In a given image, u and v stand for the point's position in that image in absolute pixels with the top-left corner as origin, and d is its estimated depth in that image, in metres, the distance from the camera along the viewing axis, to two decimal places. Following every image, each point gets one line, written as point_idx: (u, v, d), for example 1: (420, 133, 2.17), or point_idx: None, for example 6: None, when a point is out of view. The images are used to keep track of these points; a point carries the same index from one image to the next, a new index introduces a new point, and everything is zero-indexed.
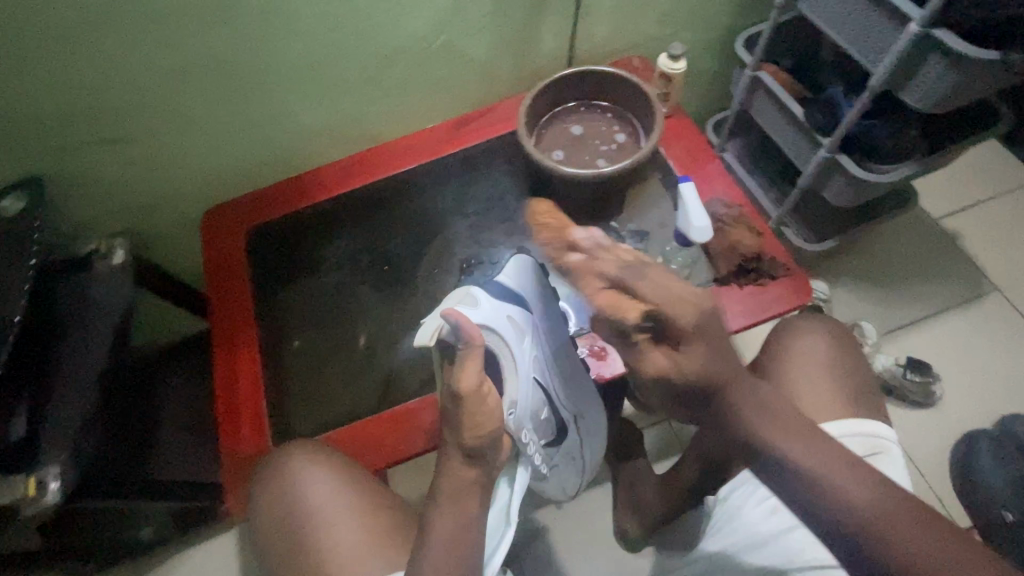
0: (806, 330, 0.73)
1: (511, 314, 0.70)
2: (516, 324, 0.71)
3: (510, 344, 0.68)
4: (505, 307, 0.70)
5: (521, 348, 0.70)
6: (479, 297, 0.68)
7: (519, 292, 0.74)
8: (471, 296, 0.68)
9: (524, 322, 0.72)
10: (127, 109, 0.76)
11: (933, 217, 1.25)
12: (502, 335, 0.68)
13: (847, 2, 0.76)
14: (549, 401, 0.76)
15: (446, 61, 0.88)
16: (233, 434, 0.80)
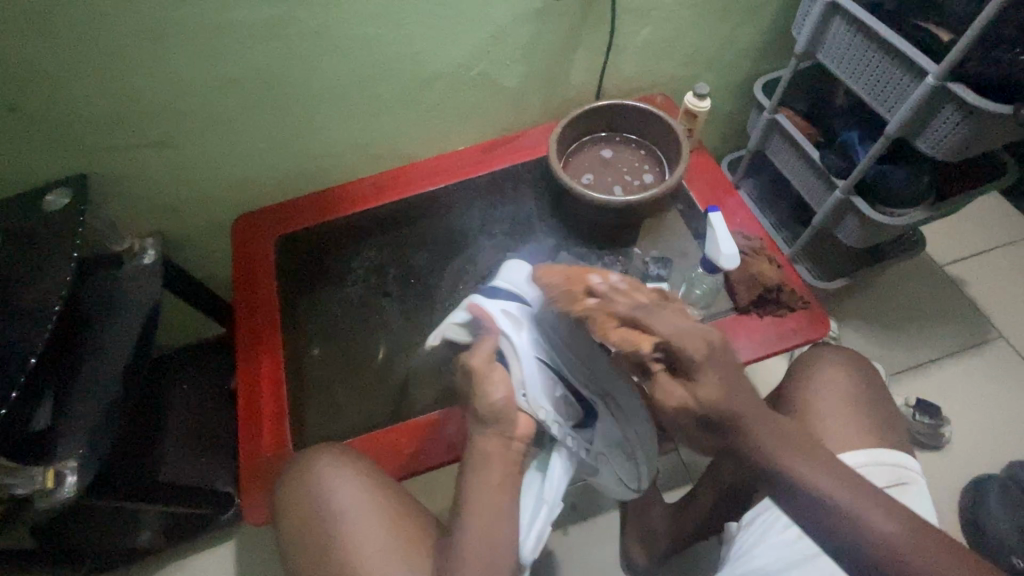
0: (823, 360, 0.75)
1: (506, 308, 0.76)
2: (512, 314, 0.75)
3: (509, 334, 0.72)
4: (501, 304, 0.77)
5: (530, 335, 0.74)
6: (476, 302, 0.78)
7: (515, 290, 0.79)
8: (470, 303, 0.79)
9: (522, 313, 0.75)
10: (179, 113, 0.79)
11: (939, 263, 1.29)
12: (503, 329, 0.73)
13: (866, 55, 0.81)
14: (562, 380, 0.76)
15: (481, 88, 0.92)
16: (255, 437, 0.81)
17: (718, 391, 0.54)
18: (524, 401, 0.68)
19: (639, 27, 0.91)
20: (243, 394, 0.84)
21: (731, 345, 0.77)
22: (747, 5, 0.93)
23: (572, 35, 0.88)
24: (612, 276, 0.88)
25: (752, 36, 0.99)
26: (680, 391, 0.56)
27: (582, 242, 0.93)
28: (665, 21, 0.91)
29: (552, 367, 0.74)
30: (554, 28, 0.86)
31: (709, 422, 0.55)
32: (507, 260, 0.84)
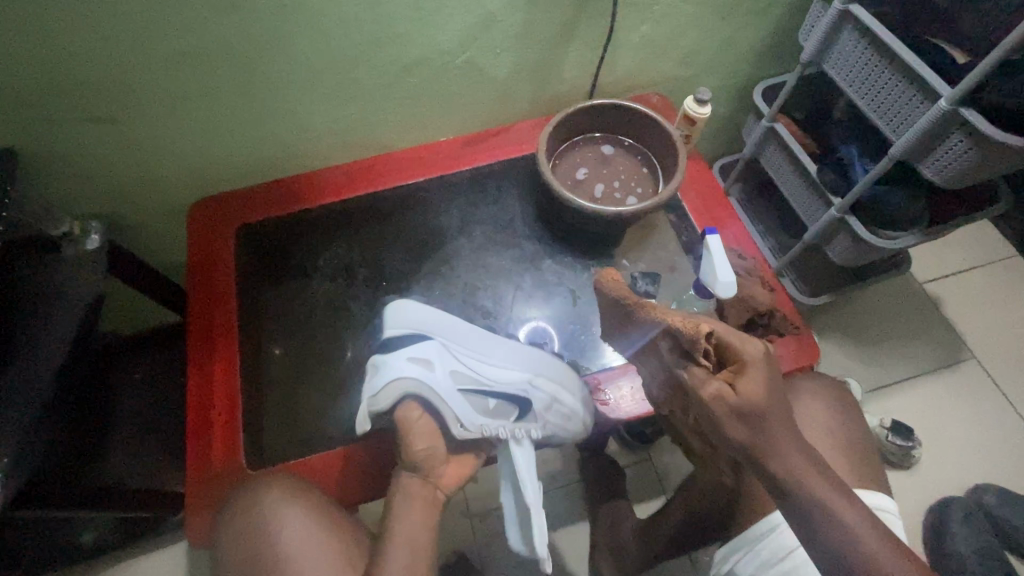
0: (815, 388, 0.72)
1: (411, 353, 0.69)
2: (411, 357, 0.69)
3: (424, 376, 0.66)
4: (405, 351, 0.70)
5: (438, 366, 0.69)
6: (382, 366, 0.69)
7: (408, 328, 0.73)
8: (377, 364, 0.70)
9: (428, 352, 0.70)
10: (124, 87, 0.70)
11: (920, 280, 1.29)
12: (407, 373, 0.66)
13: (875, 71, 0.77)
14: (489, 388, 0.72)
15: (468, 77, 0.85)
16: (205, 448, 0.74)
17: (762, 388, 0.54)
18: (462, 430, 0.66)
19: (640, 21, 0.84)
20: (194, 399, 0.77)
21: None
22: (755, 5, 0.88)
23: (569, 26, 0.81)
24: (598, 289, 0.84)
25: (756, 38, 0.94)
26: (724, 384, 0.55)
27: (568, 250, 0.88)
28: (669, 17, 0.85)
29: (476, 384, 0.71)
30: (551, 17, 0.79)
31: (742, 416, 0.53)
32: (394, 302, 0.76)
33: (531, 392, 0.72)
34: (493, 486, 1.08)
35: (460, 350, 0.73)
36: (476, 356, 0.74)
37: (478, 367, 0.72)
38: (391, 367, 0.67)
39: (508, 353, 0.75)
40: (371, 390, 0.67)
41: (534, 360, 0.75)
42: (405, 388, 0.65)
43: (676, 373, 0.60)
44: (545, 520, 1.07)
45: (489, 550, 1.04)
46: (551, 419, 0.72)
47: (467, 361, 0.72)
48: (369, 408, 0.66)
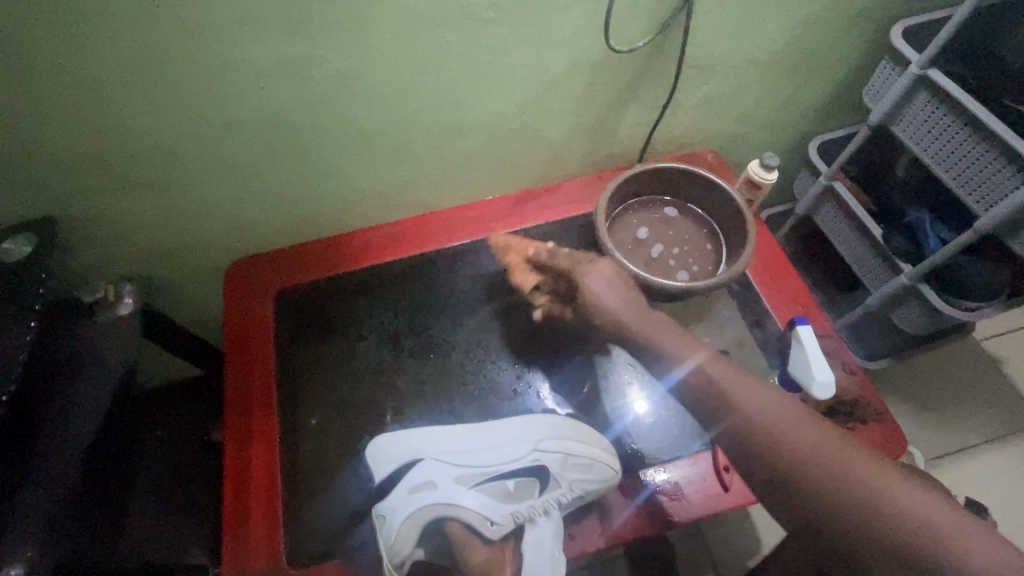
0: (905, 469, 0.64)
1: (411, 487, 0.69)
2: (412, 487, 0.69)
3: (432, 501, 0.68)
4: (406, 484, 0.69)
5: (444, 480, 0.70)
6: (386, 514, 0.67)
7: (399, 460, 0.71)
8: (380, 515, 0.68)
9: (424, 478, 0.70)
10: (172, 155, 0.68)
11: (978, 338, 1.22)
12: (413, 514, 0.67)
13: (956, 140, 0.73)
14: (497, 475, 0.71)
15: (521, 139, 0.81)
16: (245, 533, 0.71)
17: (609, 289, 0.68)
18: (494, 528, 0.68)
19: (700, 83, 0.81)
20: (233, 477, 0.74)
21: None
22: (817, 66, 0.85)
23: (628, 89, 0.78)
24: None
25: (815, 97, 0.91)
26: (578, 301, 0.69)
27: None
28: (730, 78, 0.82)
29: (485, 475, 0.71)
30: (610, 81, 0.76)
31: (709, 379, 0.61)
32: (369, 453, 0.72)
33: (540, 458, 0.71)
34: None
35: (457, 452, 0.72)
36: (475, 446, 0.72)
37: (469, 456, 0.72)
38: (399, 507, 0.68)
39: (501, 433, 0.72)
40: (381, 538, 0.66)
41: (536, 429, 0.72)
42: (421, 517, 0.67)
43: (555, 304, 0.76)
44: None
45: None
46: (575, 476, 0.70)
47: (462, 457, 0.71)
48: (391, 561, 0.65)
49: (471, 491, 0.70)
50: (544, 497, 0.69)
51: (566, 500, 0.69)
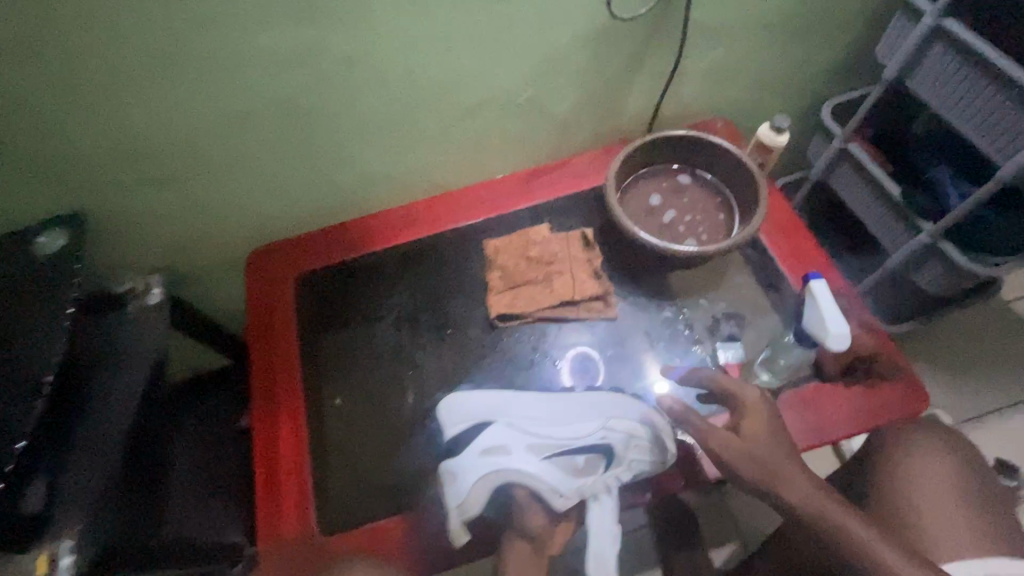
0: (914, 450, 0.66)
1: (484, 449, 0.66)
2: (485, 449, 0.66)
3: (505, 465, 0.65)
4: (480, 446, 0.67)
5: (520, 448, 0.67)
6: (458, 472, 0.66)
7: (472, 422, 0.70)
8: (452, 472, 0.66)
9: (497, 442, 0.67)
10: (189, 144, 0.69)
11: (1007, 299, 1.19)
12: (484, 475, 0.64)
13: (973, 91, 0.71)
14: (568, 447, 0.68)
15: (528, 115, 0.82)
16: (276, 505, 0.72)
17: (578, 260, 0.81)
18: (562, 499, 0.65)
19: (707, 48, 0.80)
20: (263, 454, 0.76)
21: (819, 425, 0.67)
22: (828, 24, 0.83)
23: (634, 58, 0.78)
24: (676, 333, 0.77)
25: (828, 57, 0.89)
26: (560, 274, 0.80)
27: (638, 289, 0.80)
28: (739, 41, 0.81)
29: (559, 447, 0.67)
30: (616, 51, 0.76)
31: (752, 456, 0.59)
32: (443, 403, 0.72)
33: (608, 436, 0.68)
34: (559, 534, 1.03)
35: (530, 424, 0.69)
36: (548, 420, 0.70)
37: (541, 426, 0.69)
38: (472, 468, 0.65)
39: (573, 408, 0.70)
40: (451, 497, 0.65)
41: (606, 407, 0.70)
42: (492, 480, 0.64)
43: (536, 271, 0.80)
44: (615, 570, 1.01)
45: None
46: (638, 456, 0.68)
47: (534, 428, 0.69)
48: (459, 519, 0.64)
49: (543, 461, 0.66)
50: (608, 474, 0.67)
51: (625, 480, 0.67)
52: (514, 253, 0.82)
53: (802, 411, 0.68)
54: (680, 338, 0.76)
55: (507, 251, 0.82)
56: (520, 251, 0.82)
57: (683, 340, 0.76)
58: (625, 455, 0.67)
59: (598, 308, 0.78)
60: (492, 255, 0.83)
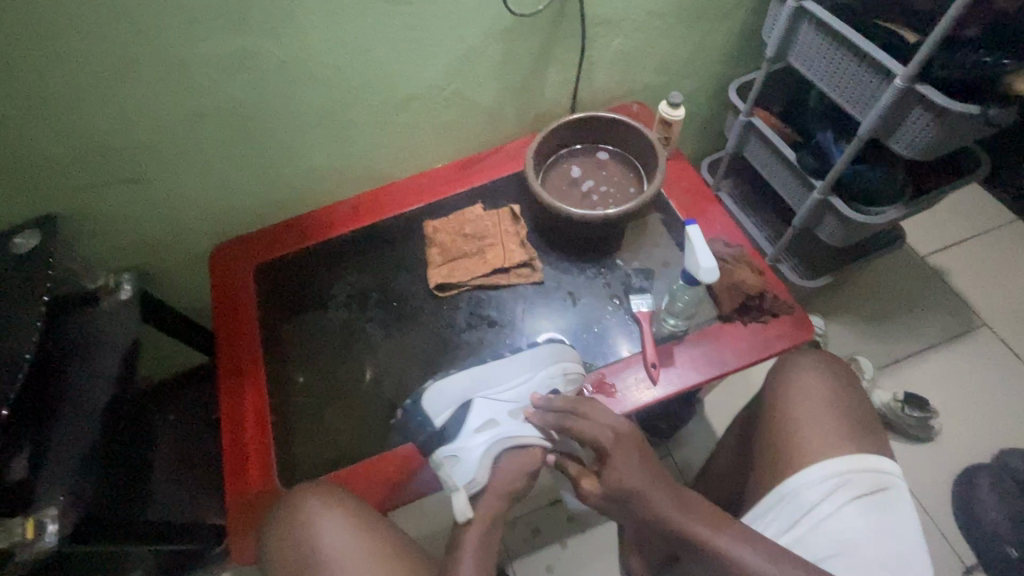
0: (797, 368, 0.73)
1: (478, 429, 0.72)
2: (477, 428, 0.72)
3: (500, 436, 0.71)
4: (472, 428, 0.72)
5: (500, 417, 0.73)
6: (459, 454, 0.70)
7: (452, 405, 0.75)
8: (453, 456, 0.71)
9: (483, 418, 0.73)
10: (146, 146, 0.77)
11: (920, 254, 1.30)
12: (485, 452, 0.70)
13: (834, 60, 0.82)
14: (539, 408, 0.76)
15: (456, 107, 0.91)
16: (243, 465, 0.79)
17: (509, 232, 0.91)
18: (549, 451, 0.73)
19: (610, 38, 0.90)
20: (229, 424, 0.82)
21: (716, 355, 0.77)
22: (717, 11, 0.93)
23: (544, 50, 0.88)
24: (596, 290, 0.87)
25: (724, 40, 0.99)
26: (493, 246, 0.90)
27: (563, 255, 0.91)
28: (638, 31, 0.91)
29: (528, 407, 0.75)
30: (526, 45, 0.85)
31: (615, 495, 0.61)
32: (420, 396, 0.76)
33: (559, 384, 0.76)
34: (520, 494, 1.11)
35: (503, 391, 0.76)
36: (515, 385, 0.76)
37: (514, 394, 0.76)
38: (471, 449, 0.70)
39: (525, 367, 0.77)
40: (458, 478, 0.69)
41: (550, 357, 0.77)
42: (492, 453, 0.70)
43: (473, 246, 0.91)
44: (573, 523, 1.09)
45: (520, 556, 1.07)
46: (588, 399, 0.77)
47: (502, 394, 0.76)
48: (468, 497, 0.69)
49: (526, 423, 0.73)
50: None
51: None
52: (453, 231, 0.92)
53: (702, 347, 0.78)
54: (600, 292, 0.87)
55: (447, 230, 0.92)
56: (457, 230, 0.92)
57: (602, 295, 0.87)
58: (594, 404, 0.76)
59: (526, 273, 0.89)
60: (430, 234, 0.92)
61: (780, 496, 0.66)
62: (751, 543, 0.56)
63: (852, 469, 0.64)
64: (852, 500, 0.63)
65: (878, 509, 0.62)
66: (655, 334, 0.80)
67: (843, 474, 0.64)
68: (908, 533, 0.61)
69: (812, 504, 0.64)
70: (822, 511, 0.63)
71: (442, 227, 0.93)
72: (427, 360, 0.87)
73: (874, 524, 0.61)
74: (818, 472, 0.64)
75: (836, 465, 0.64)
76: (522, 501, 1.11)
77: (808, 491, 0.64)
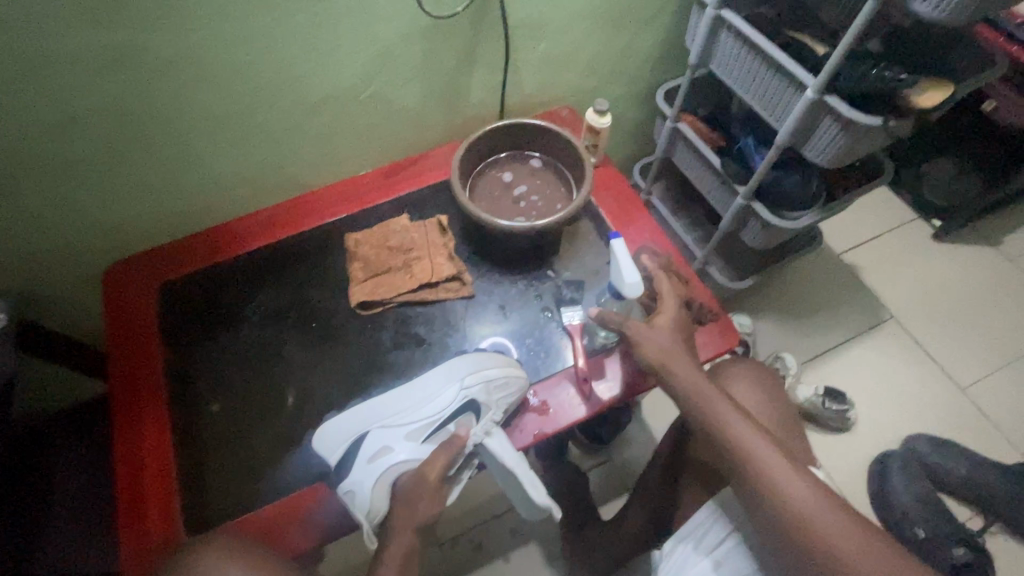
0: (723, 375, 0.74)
1: (370, 455, 0.71)
2: (369, 456, 0.71)
3: (392, 461, 0.70)
4: (364, 457, 0.71)
5: (397, 442, 0.72)
6: (354, 487, 0.69)
7: (346, 441, 0.72)
8: (349, 490, 0.69)
9: (374, 446, 0.72)
10: (7, 154, 0.67)
11: (836, 252, 1.37)
12: (376, 478, 0.69)
13: (750, 69, 0.83)
14: (435, 424, 0.74)
15: (375, 112, 0.86)
16: (141, 513, 0.72)
17: (436, 243, 0.87)
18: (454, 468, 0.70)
19: (535, 41, 0.88)
20: (125, 469, 0.74)
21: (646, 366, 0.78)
22: (641, 16, 0.93)
23: (467, 52, 0.84)
24: (527, 302, 0.85)
25: (649, 46, 0.99)
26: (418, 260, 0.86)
27: (494, 267, 0.88)
28: (562, 34, 0.89)
29: (431, 425, 0.74)
30: (447, 46, 0.81)
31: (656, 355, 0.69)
32: (316, 436, 0.73)
33: (468, 392, 0.73)
34: (460, 512, 1.08)
35: (397, 415, 0.74)
36: (409, 406, 0.75)
37: (407, 416, 0.74)
38: (364, 478, 0.69)
39: (428, 385, 0.75)
40: (358, 510, 0.68)
41: (466, 368, 0.75)
42: (384, 480, 0.69)
43: (398, 259, 0.86)
44: (515, 537, 1.07)
45: (460, 575, 1.04)
46: (500, 399, 0.73)
47: (403, 418, 0.74)
48: (371, 525, 0.68)
49: (421, 444, 0.73)
50: (484, 420, 0.72)
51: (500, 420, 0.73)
52: (377, 244, 0.87)
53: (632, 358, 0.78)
54: (531, 303, 0.85)
55: (371, 242, 0.87)
56: (381, 242, 0.87)
57: (533, 307, 0.84)
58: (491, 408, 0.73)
59: (456, 287, 0.85)
60: (351, 248, 0.87)
61: None
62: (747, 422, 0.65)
63: None
64: None
65: None
66: (587, 348, 0.80)
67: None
68: None
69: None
70: None
71: (365, 239, 0.87)
72: (350, 381, 0.81)
73: None
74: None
75: None
76: (460, 517, 1.08)
77: None
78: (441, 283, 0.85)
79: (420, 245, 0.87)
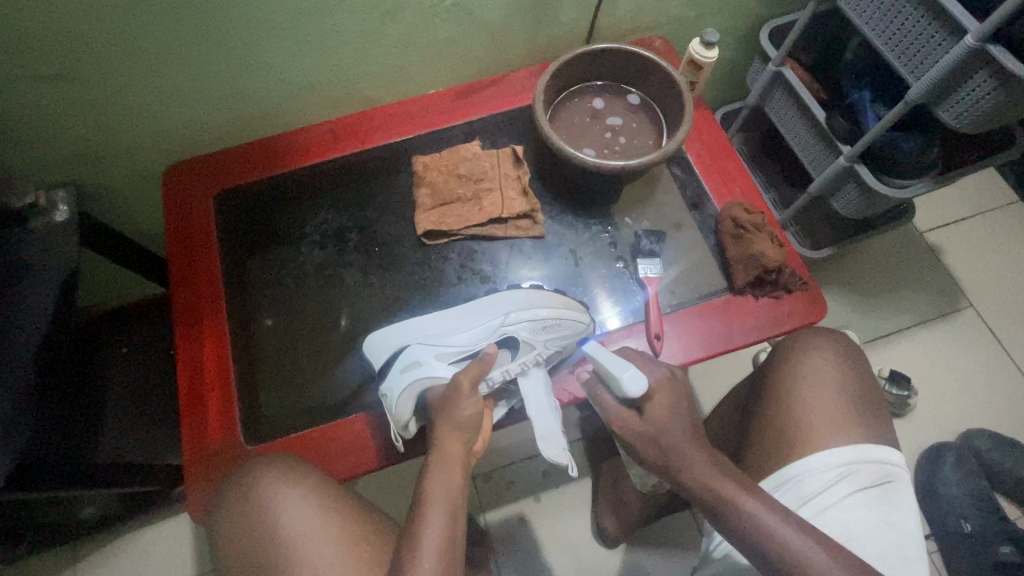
0: (808, 348, 0.70)
1: (403, 367, 0.68)
2: (403, 366, 0.68)
3: (421, 370, 0.66)
4: (397, 368, 0.68)
5: (429, 358, 0.68)
6: (387, 392, 0.67)
7: (391, 348, 0.71)
8: (383, 394, 0.68)
9: (410, 357, 0.69)
10: (72, 34, 0.62)
11: (920, 229, 1.27)
12: (400, 387, 0.66)
13: (893, 7, 0.72)
14: (470, 349, 0.71)
15: (457, 23, 0.77)
16: (201, 418, 0.73)
17: (508, 175, 0.82)
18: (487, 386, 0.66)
19: None
20: (185, 371, 0.74)
21: (723, 330, 0.74)
22: None
23: None
24: (600, 249, 0.80)
25: None
26: (487, 192, 0.81)
27: (567, 208, 0.82)
28: None
29: (464, 352, 0.71)
30: None
31: (654, 441, 0.59)
32: (366, 342, 0.73)
33: (509, 328, 0.71)
34: (495, 449, 1.08)
35: (437, 335, 0.72)
36: (450, 329, 0.72)
37: (444, 339, 0.71)
38: (395, 386, 0.66)
39: (471, 313, 0.73)
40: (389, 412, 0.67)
41: (516, 303, 0.72)
42: (409, 391, 0.65)
43: (467, 189, 0.81)
44: (550, 479, 1.07)
45: (493, 508, 1.06)
46: (545, 339, 0.70)
47: (441, 339, 0.71)
48: (396, 427, 0.66)
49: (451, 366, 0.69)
50: (522, 357, 0.69)
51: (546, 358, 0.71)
52: (446, 172, 0.82)
53: (709, 320, 0.75)
54: (602, 250, 0.80)
55: (440, 169, 0.82)
56: (451, 169, 0.82)
57: (606, 256, 0.80)
58: (533, 350, 0.70)
59: (526, 225, 0.80)
60: (420, 171, 0.82)
61: (781, 481, 0.64)
62: (762, 499, 0.55)
63: (859, 460, 0.62)
64: (856, 491, 0.62)
65: (880, 502, 0.61)
66: (663, 304, 0.76)
67: (850, 464, 0.62)
68: (908, 527, 0.61)
69: (814, 493, 0.62)
70: (825, 500, 0.62)
71: (433, 165, 0.82)
72: (409, 310, 0.79)
73: (875, 516, 0.61)
74: (823, 460, 0.62)
75: (842, 455, 0.62)
76: (498, 453, 1.08)
77: (811, 477, 0.62)
78: (510, 219, 0.80)
79: (491, 175, 0.82)
